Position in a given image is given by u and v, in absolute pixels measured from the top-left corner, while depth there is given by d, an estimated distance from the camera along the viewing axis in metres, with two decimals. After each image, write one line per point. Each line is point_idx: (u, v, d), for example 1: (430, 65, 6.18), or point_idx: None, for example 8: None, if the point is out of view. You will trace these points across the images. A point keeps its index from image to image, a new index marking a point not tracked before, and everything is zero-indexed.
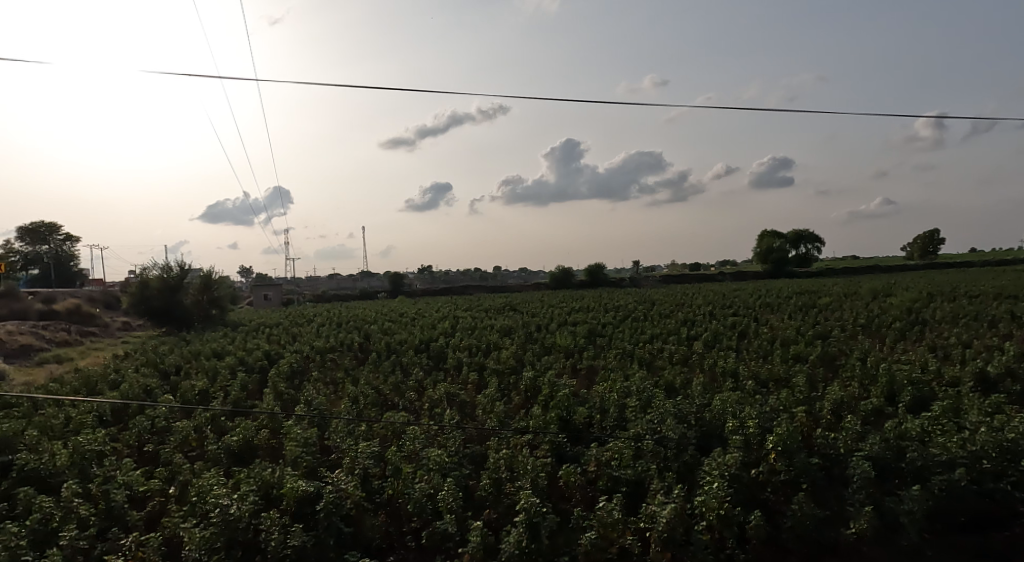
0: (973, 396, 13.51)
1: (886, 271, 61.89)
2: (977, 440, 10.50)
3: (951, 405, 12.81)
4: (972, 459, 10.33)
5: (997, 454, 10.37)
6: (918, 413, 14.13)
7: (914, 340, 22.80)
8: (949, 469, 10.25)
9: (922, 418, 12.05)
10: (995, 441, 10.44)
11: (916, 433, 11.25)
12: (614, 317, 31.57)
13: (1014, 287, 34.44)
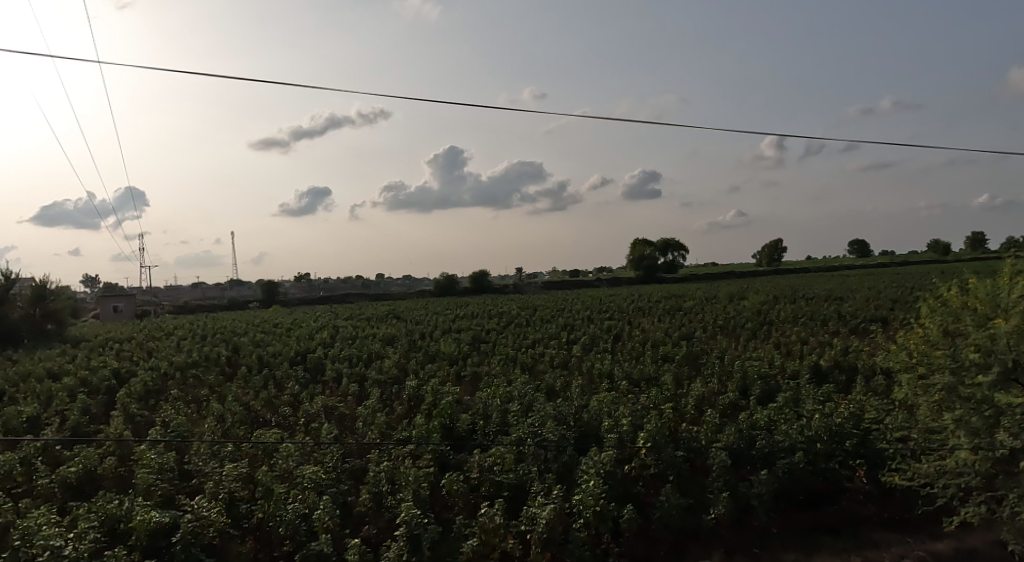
0: (809, 387, 14.94)
1: (742, 277, 67.35)
2: (813, 426, 11.59)
3: (793, 395, 14.11)
4: (809, 443, 11.40)
5: (829, 437, 11.49)
6: (766, 404, 15.43)
7: (763, 339, 24.96)
8: (791, 453, 11.23)
9: (770, 409, 13.14)
10: (827, 426, 11.57)
11: (764, 422, 12.23)
12: (498, 323, 31.86)
13: (842, 290, 38.76)
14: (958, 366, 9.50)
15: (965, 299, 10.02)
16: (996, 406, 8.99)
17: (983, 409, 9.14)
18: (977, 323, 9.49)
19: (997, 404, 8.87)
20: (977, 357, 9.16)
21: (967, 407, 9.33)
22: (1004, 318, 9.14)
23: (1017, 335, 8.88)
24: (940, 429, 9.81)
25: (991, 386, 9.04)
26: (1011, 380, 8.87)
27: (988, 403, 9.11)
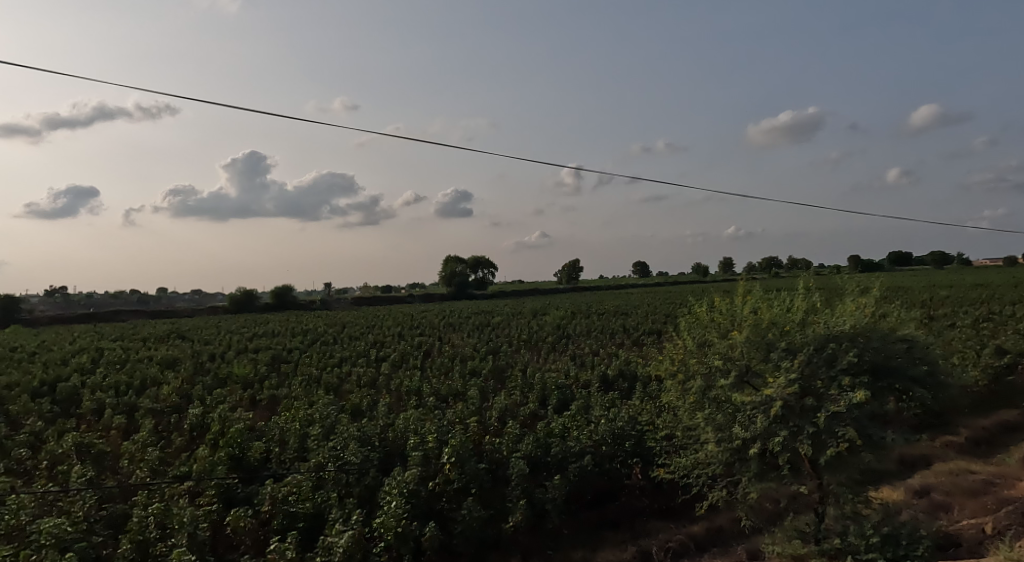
0: (598, 396, 16.36)
1: (544, 293, 71.64)
2: (600, 431, 12.75)
3: (583, 403, 15.37)
4: (596, 447, 12.56)
5: (612, 441, 12.76)
6: (561, 413, 16.55)
7: (561, 351, 26.84)
8: (580, 457, 12.28)
9: (563, 417, 14.18)
10: (610, 431, 12.83)
11: (558, 430, 13.18)
12: (302, 342, 30.36)
13: (628, 306, 43.04)
14: (707, 371, 11.06)
15: (712, 312, 11.73)
16: (734, 404, 10.65)
17: (725, 408, 10.77)
18: (720, 334, 11.13)
19: (735, 403, 10.52)
20: (721, 363, 10.76)
21: (713, 407, 10.89)
22: (739, 330, 10.85)
23: (748, 344, 10.63)
24: (694, 427, 11.32)
25: (730, 387, 10.69)
26: (744, 381, 10.57)
27: (728, 402, 10.76)
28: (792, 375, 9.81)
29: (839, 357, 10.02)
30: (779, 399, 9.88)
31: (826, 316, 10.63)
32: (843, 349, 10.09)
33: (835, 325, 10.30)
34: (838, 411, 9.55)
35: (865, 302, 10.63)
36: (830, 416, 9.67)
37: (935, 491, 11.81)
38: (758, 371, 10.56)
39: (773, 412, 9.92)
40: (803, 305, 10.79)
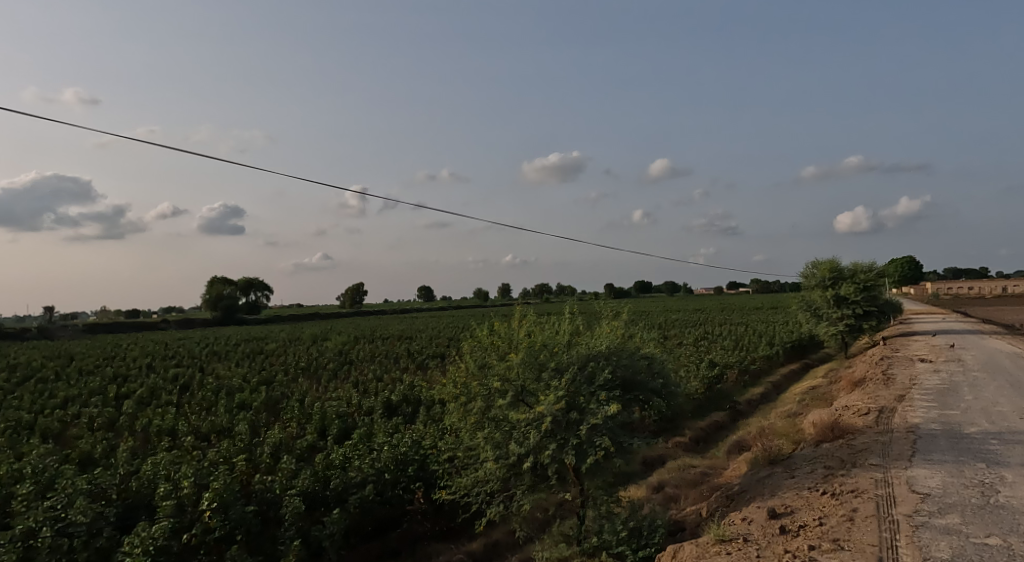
0: (381, 423, 16.22)
1: (323, 318, 69.01)
2: (382, 458, 12.72)
3: (366, 431, 15.06)
4: (378, 475, 12.41)
5: (395, 468, 12.75)
6: (343, 443, 15.99)
7: (343, 378, 26.21)
8: (360, 488, 12.13)
9: (346, 446, 13.75)
10: (394, 457, 12.85)
11: (338, 461, 12.76)
12: (13, 380, 25.44)
13: (412, 330, 43.44)
14: (487, 392, 11.65)
15: (489, 334, 12.24)
16: (509, 422, 11.41)
17: (502, 426, 11.48)
18: (498, 357, 11.81)
19: (511, 421, 11.26)
20: (499, 384, 11.45)
21: (492, 426, 11.52)
22: (515, 352, 11.66)
23: (523, 365, 11.50)
24: (473, 447, 11.83)
25: (507, 406, 11.43)
26: (519, 400, 11.39)
27: (505, 421, 11.49)
28: (559, 392, 10.86)
29: (597, 375, 11.37)
30: (549, 415, 10.86)
31: (587, 338, 12.03)
32: (600, 368, 11.49)
33: (593, 346, 11.71)
34: (596, 422, 10.76)
35: (616, 325, 12.29)
36: (590, 428, 10.87)
37: (667, 484, 13.88)
38: (531, 390, 11.47)
39: (544, 427, 10.86)
40: (569, 328, 12.04)
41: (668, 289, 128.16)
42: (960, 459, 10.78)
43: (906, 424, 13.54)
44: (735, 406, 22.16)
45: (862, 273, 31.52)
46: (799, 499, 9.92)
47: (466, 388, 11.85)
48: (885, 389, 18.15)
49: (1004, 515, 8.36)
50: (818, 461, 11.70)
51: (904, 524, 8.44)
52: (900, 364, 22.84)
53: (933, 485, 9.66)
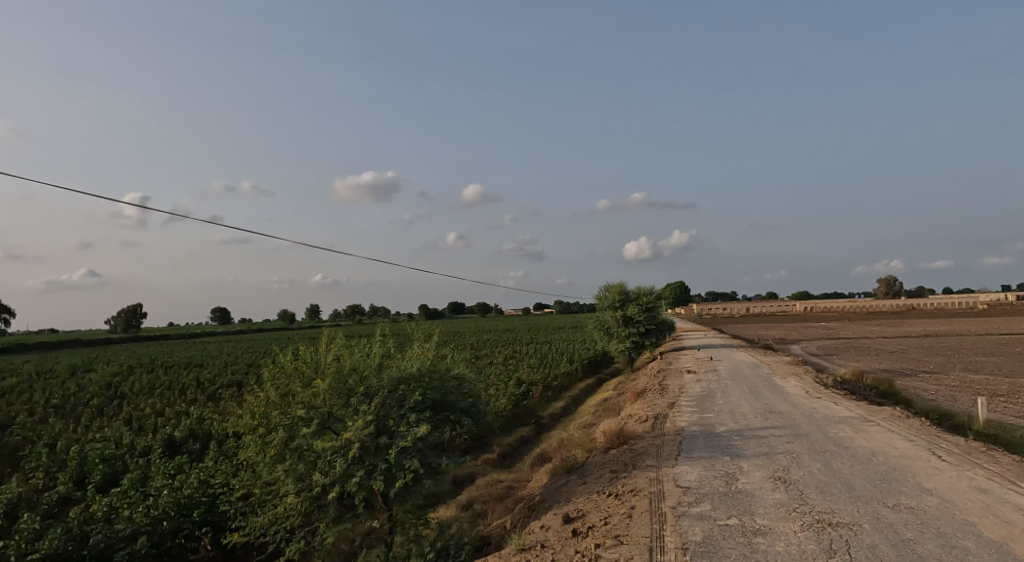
0: (157, 463, 14.27)
1: (87, 345, 60.44)
2: (160, 504, 11.73)
3: (139, 473, 13.27)
4: (154, 524, 11.55)
5: (176, 513, 11.87)
6: (108, 491, 14.13)
7: (110, 416, 23.31)
8: (132, 540, 11.18)
9: (110, 494, 12.28)
10: (174, 501, 11.92)
11: (102, 513, 11.53)
12: None
13: (198, 357, 39.84)
14: (290, 422, 11.41)
15: (294, 359, 11.92)
16: (314, 451, 11.29)
17: (305, 457, 11.31)
18: (302, 383, 11.59)
19: (316, 450, 11.16)
20: (304, 413, 11.27)
21: (295, 457, 11.28)
22: (322, 377, 11.57)
23: (330, 391, 11.45)
24: (272, 481, 11.43)
25: (312, 434, 11.28)
26: (326, 427, 11.35)
27: (309, 450, 11.33)
28: (368, 417, 10.99)
29: (407, 397, 11.69)
30: (357, 441, 10.94)
31: (398, 361, 12.35)
32: (411, 390, 11.82)
33: (404, 369, 12.04)
34: (405, 445, 11.05)
35: (427, 347, 12.79)
36: (399, 450, 11.09)
37: (476, 501, 14.51)
38: (339, 416, 11.53)
39: (352, 454, 10.92)
40: (380, 351, 12.25)
41: (478, 310, 131.89)
42: (714, 455, 12.76)
43: (675, 428, 15.64)
44: (539, 421, 23.66)
45: (644, 295, 35.54)
46: (589, 503, 11.02)
47: (266, 419, 11.48)
48: (661, 397, 20.69)
49: (742, 499, 10.12)
50: (605, 466, 13.09)
51: (669, 515, 9.81)
52: (673, 375, 26.12)
53: (693, 479, 11.34)
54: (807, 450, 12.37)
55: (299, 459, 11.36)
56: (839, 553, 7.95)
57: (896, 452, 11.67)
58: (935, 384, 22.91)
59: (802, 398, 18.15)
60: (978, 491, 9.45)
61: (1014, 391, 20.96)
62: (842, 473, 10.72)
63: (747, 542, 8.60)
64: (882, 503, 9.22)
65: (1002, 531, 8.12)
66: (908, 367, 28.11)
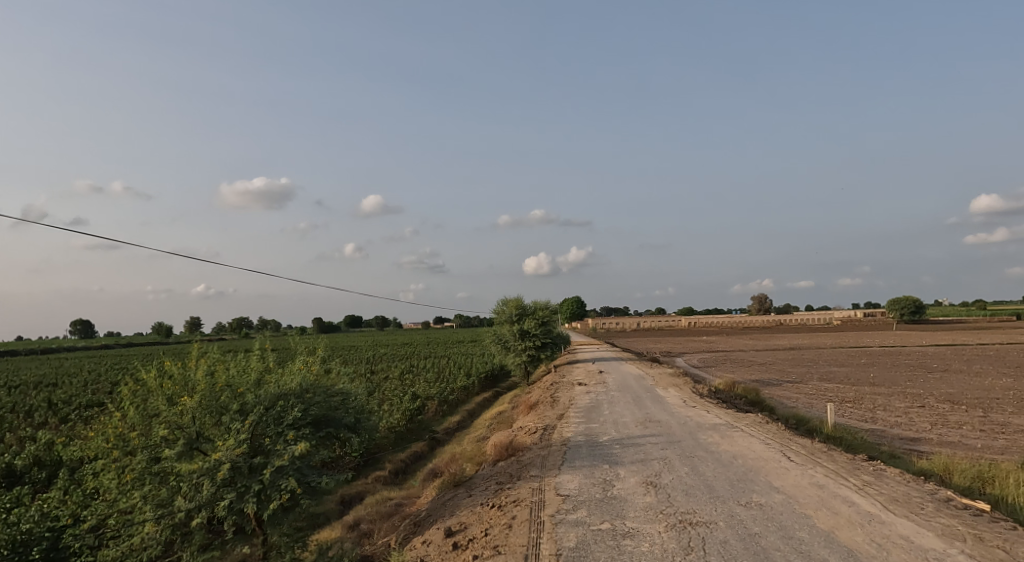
0: None
1: None
2: None
3: None
4: None
5: None
6: None
7: None
8: None
9: None
10: None
11: None
12: None
13: (52, 376, 36.38)
14: (151, 443, 10.79)
15: (159, 375, 11.31)
16: (178, 474, 10.76)
17: (169, 480, 10.75)
18: (167, 401, 11.01)
19: (180, 472, 10.60)
20: (168, 432, 10.71)
21: (156, 481, 10.69)
22: (191, 394, 11.08)
23: (200, 409, 10.98)
24: (128, 509, 10.71)
25: (177, 456, 10.72)
26: (194, 448, 10.83)
27: (173, 473, 10.78)
28: (241, 436, 10.61)
29: (286, 413, 11.41)
30: (227, 462, 10.50)
31: (277, 377, 12.09)
32: (290, 406, 11.54)
33: (284, 385, 11.79)
34: (281, 464, 10.68)
35: (310, 362, 12.63)
36: (275, 470, 10.72)
37: (363, 521, 14.20)
38: (209, 436, 11.09)
39: (221, 475, 10.45)
40: (257, 367, 11.93)
41: (376, 324, 129.16)
42: (594, 463, 13.30)
43: (561, 438, 16.14)
44: (433, 436, 23.55)
45: (541, 310, 36.40)
46: (472, 516, 11.14)
47: (123, 441, 10.81)
48: (552, 409, 21.30)
49: (616, 504, 10.62)
50: (492, 478, 13.30)
51: (548, 523, 10.12)
52: (565, 387, 26.91)
53: (573, 487, 11.78)
54: (678, 455, 13.19)
55: (160, 484, 10.77)
56: (695, 549, 8.57)
57: (753, 455, 12.71)
58: (796, 392, 25.03)
59: (679, 407, 19.28)
60: (817, 486, 10.49)
61: (861, 397, 23.29)
62: (706, 475, 11.54)
63: (616, 544, 9.05)
64: (736, 501, 10.03)
65: (833, 522, 9.07)
66: (774, 377, 30.52)
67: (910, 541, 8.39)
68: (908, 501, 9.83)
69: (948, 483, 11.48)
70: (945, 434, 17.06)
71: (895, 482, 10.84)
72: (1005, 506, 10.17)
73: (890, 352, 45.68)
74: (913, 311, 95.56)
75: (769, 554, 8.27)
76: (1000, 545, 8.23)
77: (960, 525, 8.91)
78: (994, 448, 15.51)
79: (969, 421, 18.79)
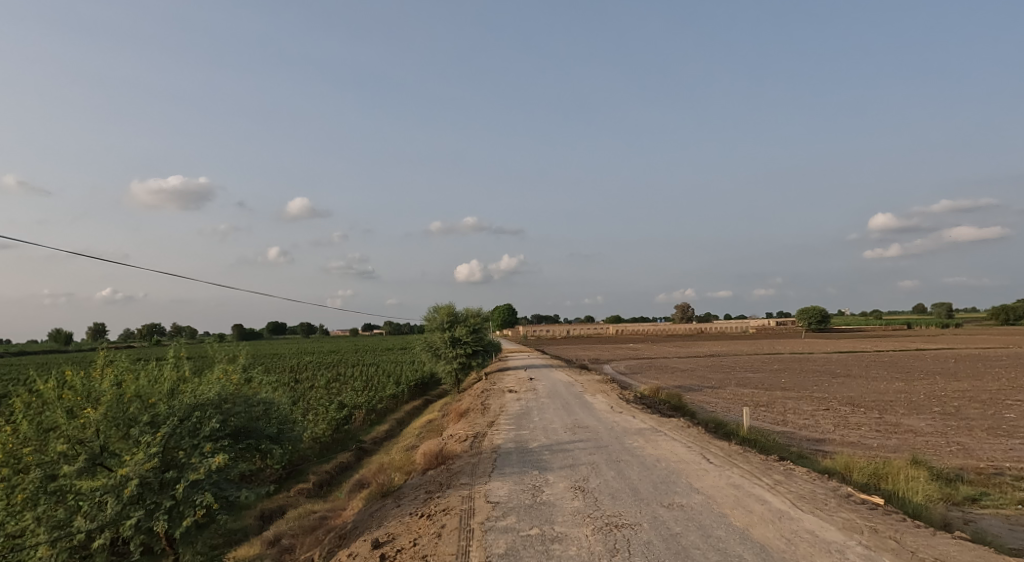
0: None
1: None
2: None
3: None
4: None
5: None
6: None
7: None
8: None
9: None
10: None
11: None
12: None
13: None
14: (47, 459, 10.17)
15: (59, 385, 10.72)
16: (78, 492, 10.20)
17: (67, 500, 10.17)
18: (67, 414, 10.43)
19: (80, 490, 10.04)
20: (68, 447, 10.14)
21: (53, 500, 10.11)
22: (96, 406, 10.55)
23: (105, 421, 10.46)
24: (20, 532, 10.07)
25: (78, 473, 10.16)
26: (96, 464, 10.31)
27: (72, 492, 10.22)
28: (151, 450, 10.18)
29: (203, 424, 11.04)
30: (136, 478, 10.03)
31: (193, 386, 11.69)
32: (207, 417, 11.17)
33: (201, 395, 11.41)
34: (196, 478, 10.29)
35: (229, 371, 12.28)
36: (189, 484, 10.33)
37: (284, 535, 13.45)
38: (114, 450, 10.58)
39: (127, 492, 9.97)
40: (170, 377, 11.50)
41: (302, 331, 125.63)
42: (524, 470, 13.50)
43: (491, 446, 16.26)
44: (360, 446, 23.16)
45: (472, 317, 36.54)
46: (400, 526, 11.08)
47: (15, 458, 10.15)
48: (482, 416, 21.42)
49: (545, 509, 10.83)
50: (421, 488, 13.26)
51: (477, 530, 10.21)
52: (496, 394, 27.11)
53: (503, 494, 11.92)
54: (605, 460, 13.57)
55: (58, 503, 10.18)
56: (621, 551, 8.87)
57: (675, 458, 13.26)
58: (714, 397, 26.18)
59: (606, 413, 19.81)
60: (733, 487, 11.07)
61: (773, 402, 24.63)
62: (631, 479, 11.94)
63: (544, 549, 9.23)
64: (659, 503, 10.44)
65: (747, 519, 9.60)
66: (695, 383, 31.76)
67: (815, 535, 8.99)
68: (814, 498, 10.53)
69: (848, 480, 12.36)
70: (846, 434, 18.31)
71: (802, 480, 11.59)
72: (897, 501, 11.06)
73: (799, 358, 48.45)
74: (820, 320, 101.54)
75: (689, 552, 8.66)
76: (892, 536, 8.95)
77: (858, 518, 9.63)
78: (889, 447, 16.79)
79: (868, 423, 20.23)
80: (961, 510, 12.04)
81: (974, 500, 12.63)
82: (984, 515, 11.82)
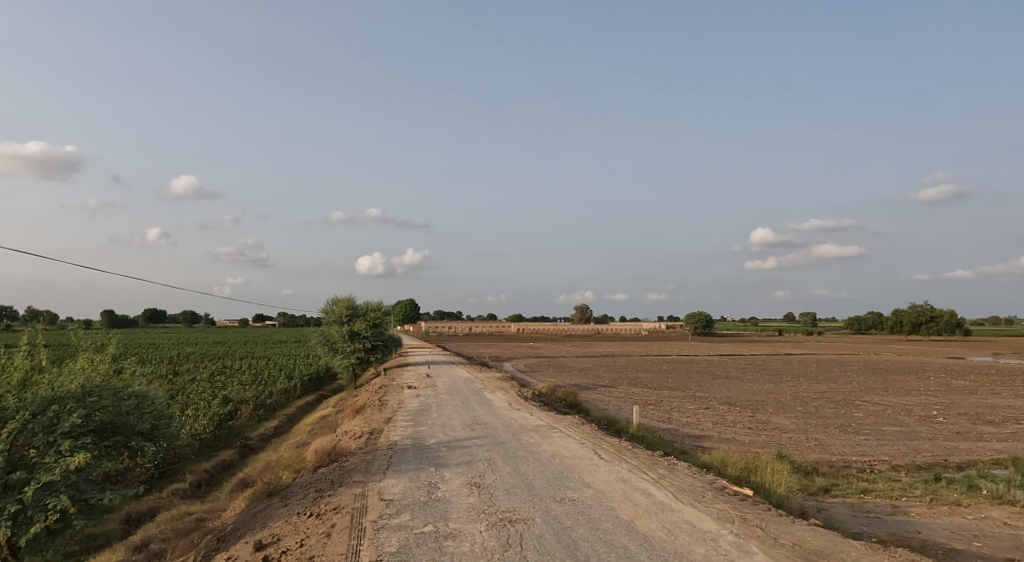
0: None
1: None
2: None
3: None
4: None
5: None
6: None
7: None
8: None
9: None
10: None
11: None
12: None
13: None
14: None
15: None
16: None
17: None
18: None
19: None
20: None
21: None
22: None
23: None
24: None
25: None
26: None
27: None
28: None
29: (61, 420, 9.93)
30: None
31: (49, 378, 10.51)
32: (66, 411, 10.09)
33: (60, 387, 10.28)
34: (49, 480, 9.20)
35: (96, 361, 11.20)
36: (41, 486, 9.25)
37: (153, 540, 12.34)
38: None
39: None
40: (22, 366, 10.29)
41: (183, 321, 117.60)
42: (420, 467, 13.17)
43: (387, 443, 15.79)
44: (245, 443, 21.85)
45: (372, 312, 35.40)
46: (286, 527, 10.46)
47: None
48: (379, 413, 20.83)
49: (439, 506, 10.57)
50: (311, 486, 12.64)
51: (369, 529, 9.80)
52: (394, 390, 26.50)
53: (397, 491, 11.55)
54: (501, 456, 13.51)
55: None
56: (513, 546, 8.76)
57: (569, 453, 13.40)
58: (607, 395, 26.91)
59: (505, 410, 19.86)
60: (621, 481, 11.31)
61: (660, 401, 25.61)
62: (527, 475, 11.95)
63: (438, 546, 8.97)
64: (552, 498, 10.48)
65: (633, 512, 9.82)
66: (590, 381, 32.51)
67: (692, 526, 9.29)
68: (692, 490, 10.93)
69: (723, 474, 12.99)
70: (722, 432, 19.33)
71: (683, 474, 12.02)
72: (764, 491, 11.74)
73: (684, 360, 50.98)
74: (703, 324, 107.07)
75: (578, 545, 8.71)
76: (758, 524, 9.42)
77: (731, 509, 10.07)
78: (758, 443, 17.88)
79: (741, 420, 21.48)
80: (816, 499, 12.97)
81: (826, 490, 13.64)
82: (834, 504, 12.78)
